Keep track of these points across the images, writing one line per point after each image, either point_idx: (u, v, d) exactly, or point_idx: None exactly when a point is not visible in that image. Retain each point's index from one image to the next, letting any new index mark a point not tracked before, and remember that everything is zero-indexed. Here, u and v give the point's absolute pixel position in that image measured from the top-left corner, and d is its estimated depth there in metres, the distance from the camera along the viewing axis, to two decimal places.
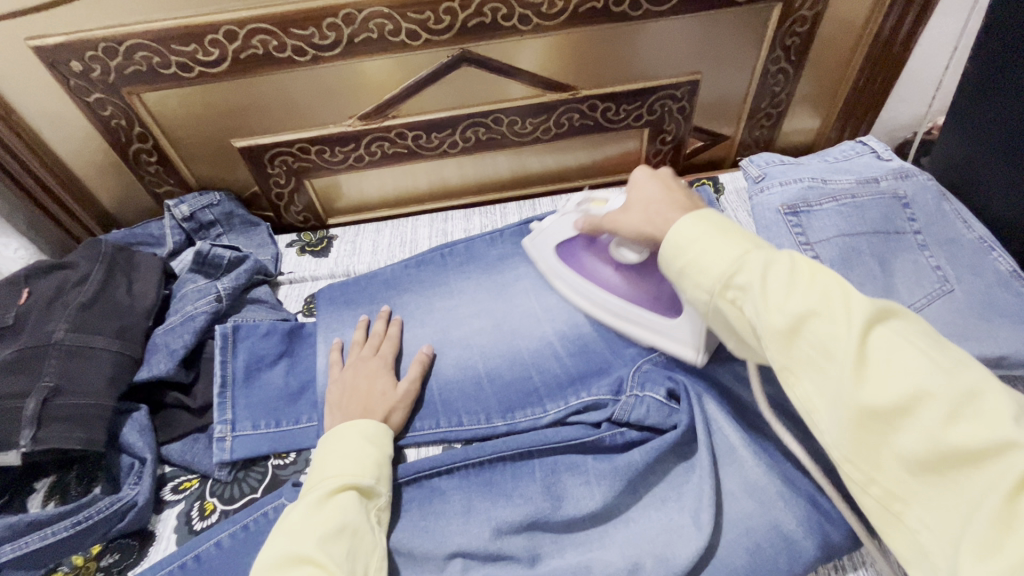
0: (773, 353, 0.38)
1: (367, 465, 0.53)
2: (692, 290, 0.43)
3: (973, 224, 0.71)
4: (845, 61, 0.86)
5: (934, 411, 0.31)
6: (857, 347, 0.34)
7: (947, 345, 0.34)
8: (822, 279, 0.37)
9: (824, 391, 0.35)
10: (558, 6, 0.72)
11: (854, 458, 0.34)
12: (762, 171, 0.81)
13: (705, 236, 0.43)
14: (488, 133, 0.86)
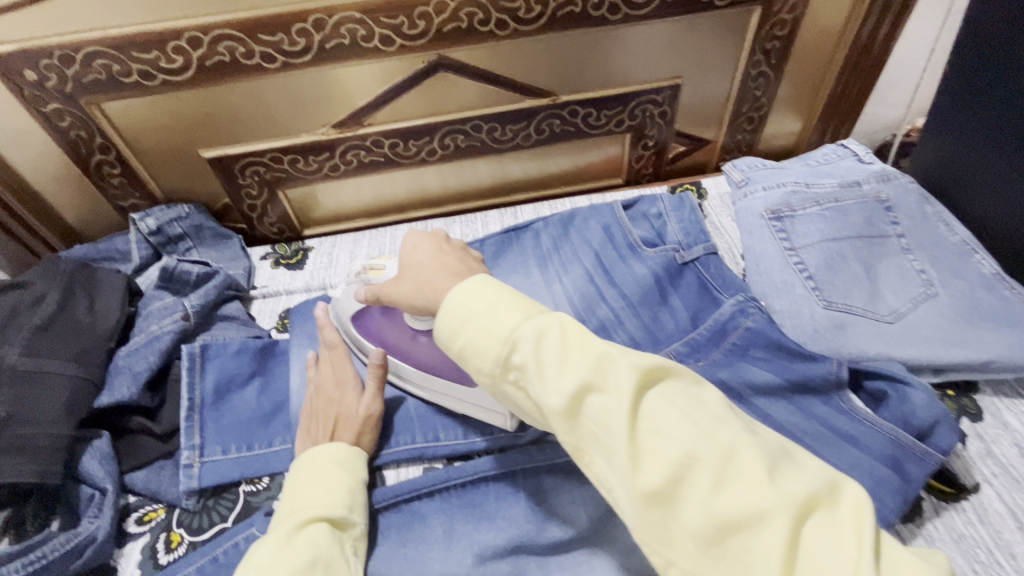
0: (562, 432, 0.36)
1: (339, 493, 0.50)
2: (480, 375, 0.40)
3: (955, 227, 0.71)
4: (826, 64, 0.86)
5: (699, 480, 0.31)
6: (627, 421, 0.33)
7: (697, 397, 0.34)
8: (586, 347, 0.36)
9: (614, 472, 0.34)
10: (535, 11, 0.71)
11: (651, 541, 0.32)
12: (745, 175, 0.80)
13: (484, 308, 0.40)
14: (467, 140, 0.84)
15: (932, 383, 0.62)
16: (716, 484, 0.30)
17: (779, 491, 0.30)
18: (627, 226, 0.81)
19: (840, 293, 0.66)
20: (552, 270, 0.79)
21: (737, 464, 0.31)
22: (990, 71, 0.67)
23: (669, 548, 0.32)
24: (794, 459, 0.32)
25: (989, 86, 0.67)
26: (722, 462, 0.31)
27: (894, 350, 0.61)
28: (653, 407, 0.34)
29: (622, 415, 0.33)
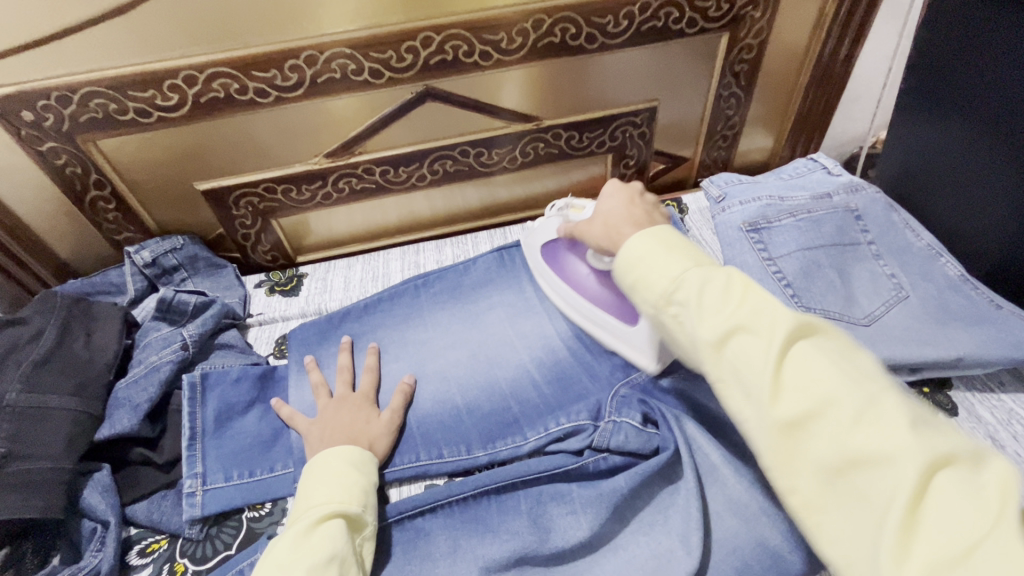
0: (708, 365, 0.42)
1: (354, 493, 0.53)
2: (640, 302, 0.47)
3: (921, 233, 0.75)
4: (792, 83, 0.91)
5: (832, 423, 0.36)
6: (774, 358, 0.39)
7: (849, 355, 0.39)
8: (744, 290, 0.42)
9: (750, 402, 0.39)
10: (517, 42, 0.74)
11: (779, 468, 0.38)
12: (722, 190, 0.84)
13: (652, 253, 0.47)
14: (455, 165, 0.87)
15: (908, 381, 0.65)
16: (862, 426, 0.35)
17: (929, 444, 0.34)
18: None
19: (818, 300, 0.69)
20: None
21: (880, 412, 0.35)
22: (944, 89, 0.72)
23: (795, 477, 0.38)
24: (949, 430, 0.36)
25: (943, 102, 0.72)
26: (869, 406, 0.36)
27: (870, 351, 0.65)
28: (801, 353, 0.39)
29: (767, 355, 0.39)
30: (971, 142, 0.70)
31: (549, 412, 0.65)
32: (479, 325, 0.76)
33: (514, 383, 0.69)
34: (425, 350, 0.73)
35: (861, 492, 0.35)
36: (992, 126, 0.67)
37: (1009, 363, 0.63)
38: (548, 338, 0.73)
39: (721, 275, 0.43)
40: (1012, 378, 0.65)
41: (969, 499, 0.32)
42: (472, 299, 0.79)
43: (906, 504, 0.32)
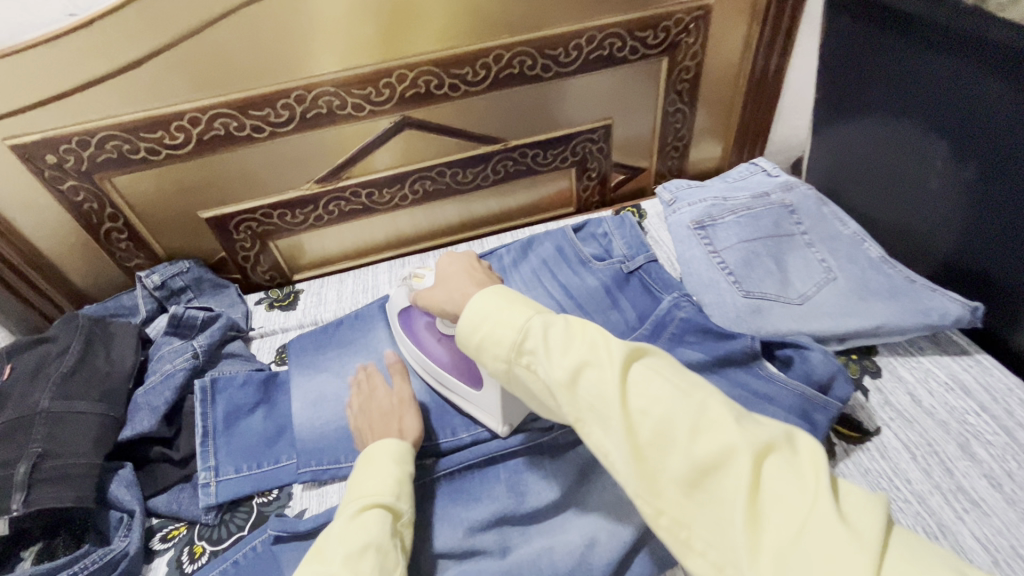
0: (563, 404, 0.45)
1: (388, 485, 0.57)
2: (491, 360, 0.50)
3: (847, 222, 0.84)
4: (731, 97, 1.02)
5: (681, 437, 0.40)
6: (618, 387, 0.43)
7: (675, 369, 0.45)
8: (585, 328, 0.47)
9: (609, 430, 0.43)
10: (480, 75, 0.85)
11: (642, 494, 0.41)
12: (673, 195, 0.94)
13: (492, 310, 0.50)
14: (434, 185, 0.97)
15: (838, 350, 0.74)
16: (699, 438, 0.40)
17: (754, 437, 0.39)
18: (579, 246, 0.94)
19: (756, 284, 0.78)
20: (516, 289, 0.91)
21: (711, 420, 0.40)
22: (848, 96, 0.82)
23: (660, 497, 0.41)
24: (766, 422, 0.42)
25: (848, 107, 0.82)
26: (702, 417, 0.40)
27: (800, 325, 0.74)
28: (638, 377, 0.44)
29: (614, 384, 0.43)
30: (874, 139, 0.79)
31: None
32: None
33: None
34: None
35: (714, 498, 0.39)
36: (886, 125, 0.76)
37: (923, 329, 0.71)
38: None
39: (559, 320, 0.48)
40: (929, 343, 0.74)
41: (792, 478, 0.38)
42: None
43: (749, 494, 0.37)
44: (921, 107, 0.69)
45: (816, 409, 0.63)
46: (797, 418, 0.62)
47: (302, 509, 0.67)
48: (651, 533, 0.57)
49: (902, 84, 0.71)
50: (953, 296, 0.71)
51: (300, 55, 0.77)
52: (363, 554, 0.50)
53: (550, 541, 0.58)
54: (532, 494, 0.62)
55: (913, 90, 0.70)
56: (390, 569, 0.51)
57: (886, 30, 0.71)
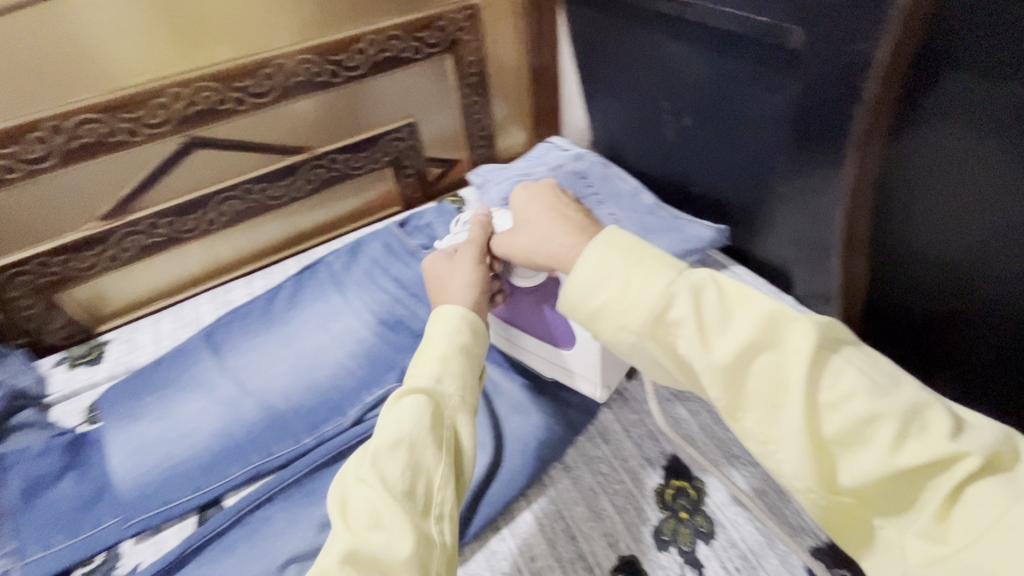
0: (716, 388, 0.39)
1: (445, 365, 0.51)
2: (609, 328, 0.44)
3: (627, 178, 0.98)
4: (518, 88, 1.13)
5: (884, 434, 0.34)
6: (799, 377, 0.36)
7: (868, 355, 0.38)
8: (750, 300, 0.40)
9: (776, 415, 0.37)
10: (265, 85, 0.84)
11: (816, 486, 0.36)
12: (483, 179, 1.02)
13: (618, 273, 0.44)
14: (244, 204, 0.93)
15: None
16: (909, 437, 0.34)
17: (970, 441, 0.33)
18: (403, 240, 0.97)
19: None
20: (349, 292, 0.91)
21: (927, 421, 0.34)
22: (591, 77, 0.93)
23: (835, 488, 0.36)
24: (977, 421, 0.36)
25: (595, 85, 0.94)
26: (908, 411, 0.34)
27: None
28: (826, 363, 0.37)
29: (791, 371, 0.37)
30: (622, 106, 0.91)
31: (362, 387, 0.76)
32: (292, 339, 0.84)
33: (334, 378, 0.78)
34: (246, 371, 0.79)
35: (904, 492, 0.35)
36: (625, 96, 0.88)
37: (691, 253, 0.86)
38: (356, 329, 0.85)
39: (707, 282, 0.42)
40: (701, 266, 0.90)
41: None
42: (284, 320, 0.87)
43: (947, 499, 0.33)
44: (642, 78, 0.82)
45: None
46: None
47: (135, 564, 0.62)
48: (493, 477, 0.63)
49: (624, 59, 0.83)
50: (706, 224, 0.88)
51: (100, 60, 0.75)
52: (393, 451, 0.46)
53: None
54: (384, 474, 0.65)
55: (631, 63, 0.82)
56: (427, 464, 0.46)
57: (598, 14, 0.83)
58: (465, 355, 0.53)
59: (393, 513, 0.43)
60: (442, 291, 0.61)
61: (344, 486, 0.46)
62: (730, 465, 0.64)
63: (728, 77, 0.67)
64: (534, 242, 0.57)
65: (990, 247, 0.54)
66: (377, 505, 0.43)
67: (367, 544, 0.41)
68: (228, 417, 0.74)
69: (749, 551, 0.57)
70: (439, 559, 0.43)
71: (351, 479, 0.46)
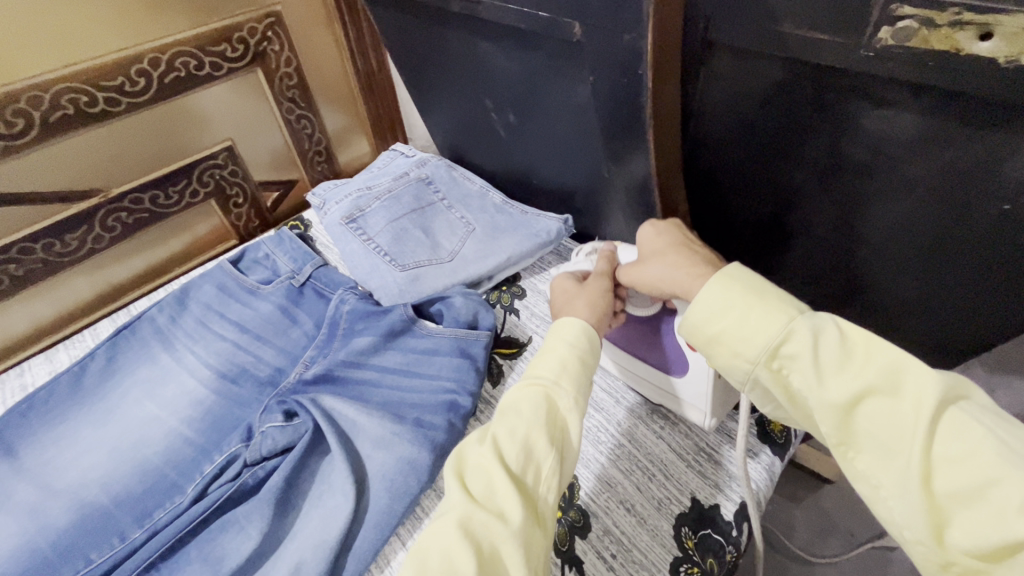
0: (829, 423, 0.40)
1: (570, 372, 0.49)
2: (727, 367, 0.45)
3: (473, 179, 0.97)
4: (349, 95, 1.06)
5: (1011, 500, 0.33)
6: (920, 428, 0.36)
7: (1008, 422, 0.36)
8: (874, 351, 0.39)
9: (888, 458, 0.38)
10: (19, 124, 0.70)
11: (922, 535, 0.36)
12: (322, 198, 0.95)
13: (736, 311, 0.43)
14: (23, 267, 0.78)
15: (490, 289, 0.85)
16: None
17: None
18: (238, 276, 0.87)
19: (410, 256, 0.85)
20: (179, 346, 0.80)
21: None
22: (417, 79, 0.90)
23: (945, 546, 0.36)
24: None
25: (423, 87, 0.90)
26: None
27: (452, 278, 0.82)
28: (949, 420, 0.36)
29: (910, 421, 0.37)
30: (452, 106, 0.88)
31: (204, 455, 0.67)
32: (112, 417, 0.72)
33: (168, 454, 0.68)
34: (54, 468, 0.67)
35: None
36: (452, 97, 0.86)
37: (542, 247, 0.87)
38: (192, 390, 0.75)
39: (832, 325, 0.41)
40: (555, 257, 0.91)
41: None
42: (100, 395, 0.75)
43: None
44: (460, 79, 0.80)
45: (471, 342, 0.72)
46: (459, 357, 0.70)
47: None
48: (359, 525, 0.58)
49: (439, 61, 0.81)
50: (553, 216, 0.88)
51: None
52: (515, 441, 0.45)
53: None
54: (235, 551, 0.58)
55: (448, 63, 0.80)
56: (542, 458, 0.45)
57: (402, 16, 0.80)
58: (591, 364, 0.51)
59: (506, 493, 0.42)
60: (563, 306, 0.57)
61: (453, 469, 0.45)
62: (599, 453, 0.65)
63: (533, 72, 0.66)
64: (660, 278, 0.53)
65: (862, 200, 0.56)
66: (492, 485, 0.43)
67: (475, 523, 0.41)
68: (31, 530, 0.61)
69: (623, 534, 0.58)
70: (543, 548, 0.42)
71: (468, 448, 0.46)
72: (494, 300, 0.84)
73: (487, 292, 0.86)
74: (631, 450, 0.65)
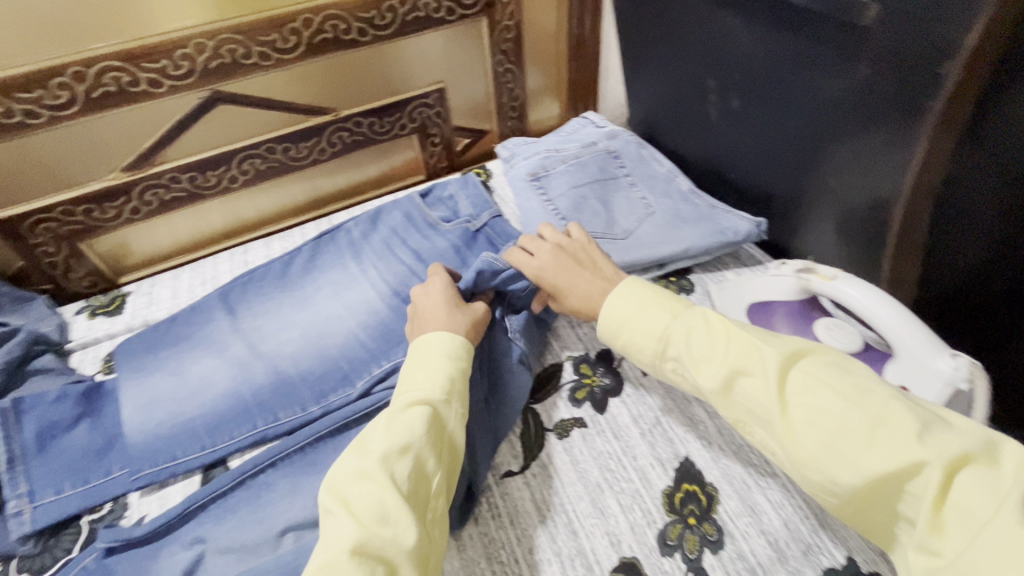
0: (722, 407, 0.50)
1: (438, 381, 0.56)
2: (638, 360, 0.58)
3: (662, 161, 0.94)
4: (556, 56, 1.07)
5: (854, 443, 0.41)
6: (775, 392, 0.45)
7: (847, 368, 0.45)
8: (727, 334, 0.51)
9: (766, 425, 0.46)
10: (292, 40, 0.81)
11: (813, 488, 0.44)
12: (511, 152, 0.98)
13: (634, 312, 0.58)
14: (266, 163, 0.91)
15: (658, 276, 0.83)
16: (856, 436, 0.41)
17: (923, 443, 0.38)
18: (426, 211, 0.94)
19: (585, 225, 0.85)
20: (366, 259, 0.90)
21: (890, 429, 0.40)
22: (638, 46, 0.87)
23: (831, 495, 0.43)
24: (964, 430, 0.39)
25: (641, 54, 0.87)
26: (866, 413, 0.42)
27: (624, 256, 0.81)
28: (795, 383, 0.46)
29: (761, 386, 0.46)
30: (666, 78, 0.85)
31: (373, 359, 0.75)
32: (307, 305, 0.83)
33: (344, 348, 0.77)
34: (260, 335, 0.79)
35: (894, 495, 0.40)
36: (671, 70, 0.82)
37: (723, 245, 0.82)
38: (371, 300, 0.83)
39: (700, 320, 0.53)
40: (732, 259, 0.85)
41: (989, 491, 0.35)
42: (300, 284, 0.87)
43: (935, 509, 0.37)
44: (689, 52, 0.76)
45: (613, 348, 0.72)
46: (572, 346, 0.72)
47: (141, 516, 0.63)
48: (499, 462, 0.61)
49: (673, 29, 0.77)
50: (743, 216, 0.82)
51: (135, 13, 0.72)
52: (399, 453, 0.49)
53: None
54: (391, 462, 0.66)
55: (680, 34, 0.76)
56: (430, 470, 0.50)
57: None
58: (464, 376, 0.59)
59: (399, 509, 0.45)
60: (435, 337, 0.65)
61: (334, 499, 0.47)
62: (747, 473, 0.60)
63: (784, 54, 0.61)
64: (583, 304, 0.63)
65: None
66: (381, 503, 0.46)
67: (372, 537, 0.44)
68: (237, 379, 0.73)
69: (759, 565, 0.54)
70: (434, 548, 0.47)
71: (360, 472, 0.48)
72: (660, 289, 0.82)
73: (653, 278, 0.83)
74: (783, 481, 0.59)
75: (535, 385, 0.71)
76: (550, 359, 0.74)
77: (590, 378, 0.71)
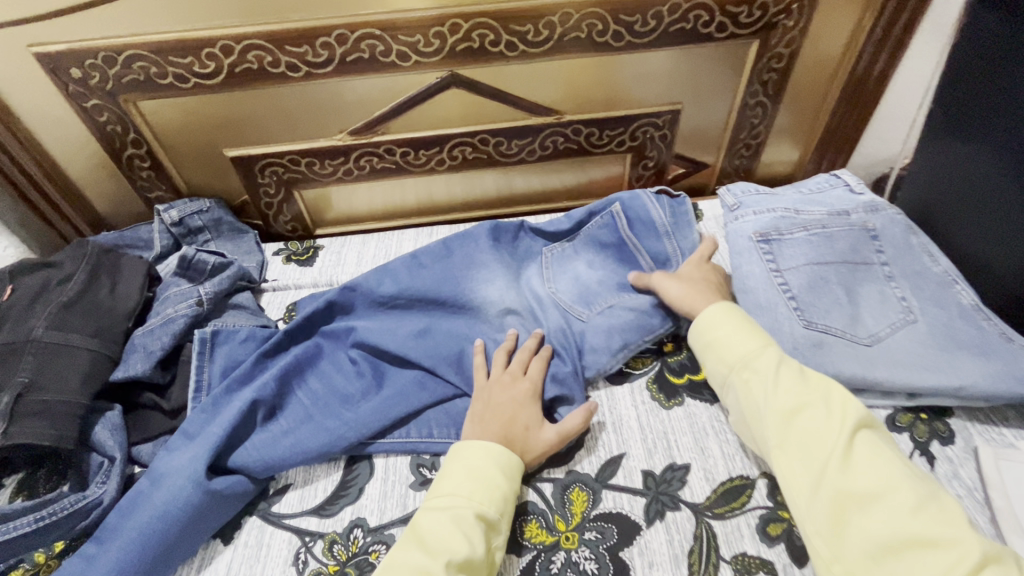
0: (772, 430, 0.53)
1: (492, 498, 0.54)
2: (715, 364, 0.61)
3: (939, 259, 0.73)
4: (822, 96, 0.89)
5: (899, 499, 0.46)
6: (842, 435, 0.50)
7: (896, 449, 0.50)
8: (819, 382, 0.54)
9: (812, 455, 0.50)
10: (543, 35, 0.75)
11: (823, 531, 0.47)
12: (738, 200, 0.84)
13: (729, 328, 0.61)
14: (475, 153, 0.88)
15: (903, 406, 0.66)
16: (891, 465, 0.48)
17: (921, 488, 0.47)
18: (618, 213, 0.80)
19: (821, 315, 0.69)
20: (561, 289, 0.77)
21: (928, 502, 0.45)
22: (975, 112, 0.69)
23: (841, 544, 0.46)
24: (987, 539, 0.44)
25: (972, 127, 0.69)
26: (923, 489, 0.46)
27: (866, 370, 0.64)
28: (863, 441, 0.50)
29: (833, 427, 0.51)
30: (1007, 162, 0.66)
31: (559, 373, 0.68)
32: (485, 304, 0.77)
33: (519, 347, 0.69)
34: None
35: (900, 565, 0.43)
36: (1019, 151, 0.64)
37: (1016, 399, 0.61)
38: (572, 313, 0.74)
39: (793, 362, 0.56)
40: (1016, 416, 0.64)
41: None
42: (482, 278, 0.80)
43: None
44: None
45: None
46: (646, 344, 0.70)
47: (286, 484, 0.62)
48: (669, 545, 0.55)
49: None
50: None
51: None
52: (464, 566, 0.48)
53: (563, 520, 0.58)
54: (513, 517, 0.58)
55: None
56: None
57: None
58: (516, 491, 0.57)
59: None
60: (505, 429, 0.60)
61: None
62: None
63: None
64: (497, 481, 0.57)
65: None
66: None
67: None
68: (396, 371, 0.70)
69: None
70: None
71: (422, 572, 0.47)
72: (904, 424, 0.64)
73: (896, 406, 0.66)
74: None
75: (716, 495, 0.58)
76: (739, 468, 0.60)
77: (790, 513, 0.57)
